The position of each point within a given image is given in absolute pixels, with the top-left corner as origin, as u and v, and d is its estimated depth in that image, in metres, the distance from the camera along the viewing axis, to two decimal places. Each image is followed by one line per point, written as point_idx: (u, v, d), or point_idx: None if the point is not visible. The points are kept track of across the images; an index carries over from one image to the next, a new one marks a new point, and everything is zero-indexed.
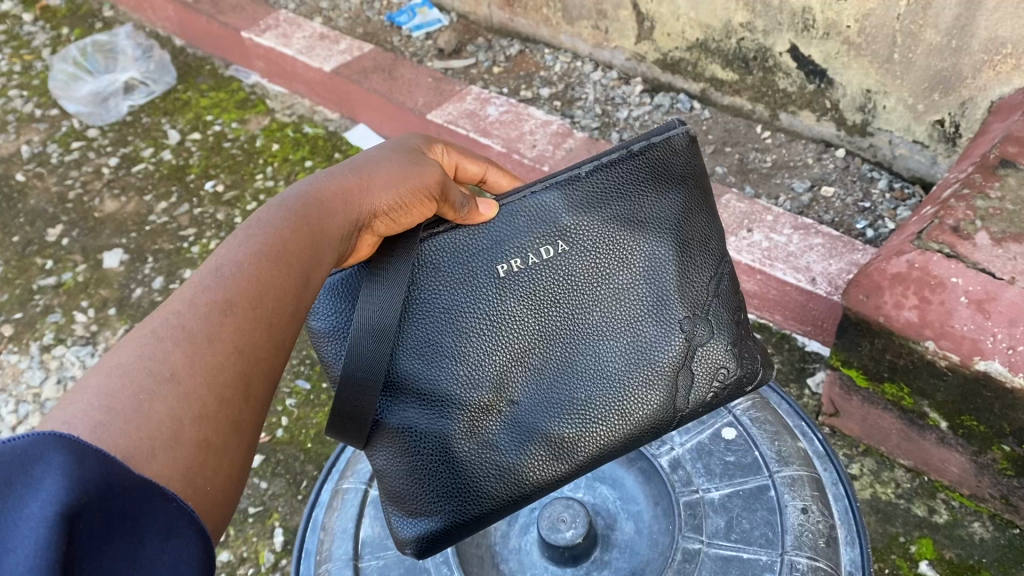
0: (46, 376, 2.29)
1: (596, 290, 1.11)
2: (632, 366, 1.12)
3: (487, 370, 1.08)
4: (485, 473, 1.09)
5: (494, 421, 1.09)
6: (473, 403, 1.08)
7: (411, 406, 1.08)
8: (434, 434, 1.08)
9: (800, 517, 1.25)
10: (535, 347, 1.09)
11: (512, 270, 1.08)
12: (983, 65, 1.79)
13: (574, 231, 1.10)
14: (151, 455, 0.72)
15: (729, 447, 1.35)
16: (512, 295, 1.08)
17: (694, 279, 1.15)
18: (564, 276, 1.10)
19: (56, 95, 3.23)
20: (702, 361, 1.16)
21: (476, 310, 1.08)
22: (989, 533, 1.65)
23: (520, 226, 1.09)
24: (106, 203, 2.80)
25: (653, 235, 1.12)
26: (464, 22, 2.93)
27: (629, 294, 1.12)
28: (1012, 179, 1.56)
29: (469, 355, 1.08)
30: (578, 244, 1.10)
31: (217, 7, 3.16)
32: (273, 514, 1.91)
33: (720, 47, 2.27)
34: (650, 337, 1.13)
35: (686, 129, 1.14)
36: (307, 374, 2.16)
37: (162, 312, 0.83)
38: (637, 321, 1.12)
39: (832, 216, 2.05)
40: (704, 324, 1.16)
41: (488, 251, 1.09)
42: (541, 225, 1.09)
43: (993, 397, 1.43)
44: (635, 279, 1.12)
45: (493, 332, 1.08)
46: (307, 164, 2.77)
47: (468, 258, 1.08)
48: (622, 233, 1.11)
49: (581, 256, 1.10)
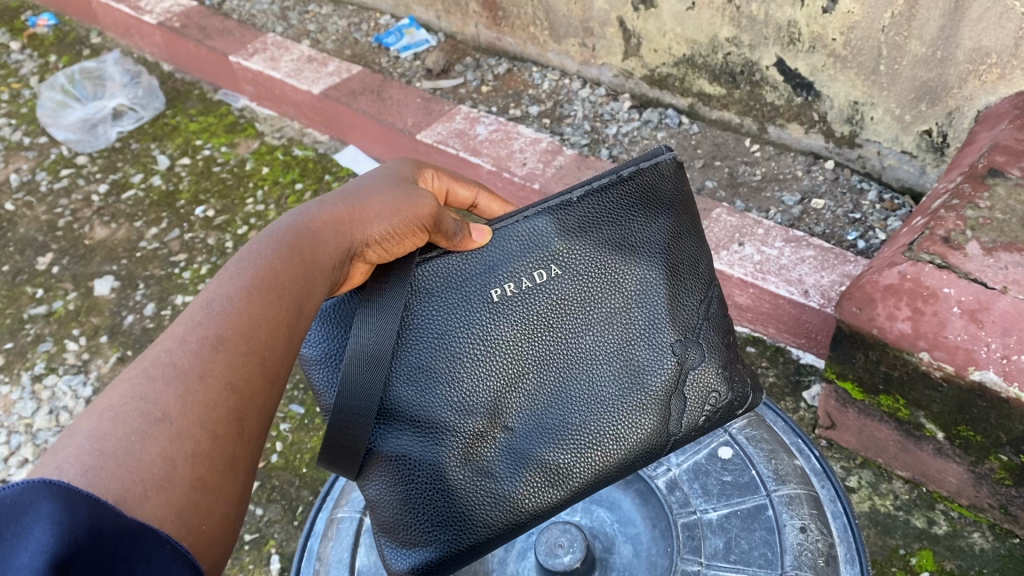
0: (38, 407, 2.27)
1: (588, 315, 1.11)
2: (625, 391, 1.12)
3: (481, 396, 1.07)
4: (480, 501, 1.08)
5: (489, 447, 1.08)
6: (467, 429, 1.07)
7: (406, 434, 1.07)
8: (428, 462, 1.07)
9: (799, 536, 1.24)
10: (528, 373, 1.09)
11: (505, 294, 1.08)
12: (968, 75, 1.80)
13: (565, 255, 1.09)
14: (144, 498, 0.71)
15: (726, 467, 1.35)
16: (505, 319, 1.08)
17: (686, 302, 1.15)
18: (557, 301, 1.09)
19: (44, 124, 3.22)
20: (695, 385, 1.15)
21: (469, 336, 1.07)
22: (988, 543, 1.65)
23: (513, 251, 1.09)
24: (96, 231, 2.79)
25: (645, 258, 1.12)
26: (451, 41, 2.94)
27: (620, 318, 1.12)
28: (1001, 188, 1.56)
29: (463, 380, 1.07)
30: (571, 267, 1.10)
31: (204, 32, 3.16)
32: (270, 541, 1.89)
33: (707, 62, 2.28)
34: (643, 361, 1.12)
35: (673, 155, 1.14)
36: (301, 398, 2.15)
37: (154, 351, 0.82)
38: (630, 345, 1.12)
39: (822, 229, 2.06)
40: (697, 348, 1.15)
41: (481, 276, 1.08)
42: (532, 248, 1.09)
43: (988, 407, 1.44)
44: (628, 304, 1.12)
45: (486, 356, 1.08)
46: (296, 188, 2.76)
47: (461, 283, 1.08)
48: (614, 258, 1.11)
49: (572, 279, 1.10)
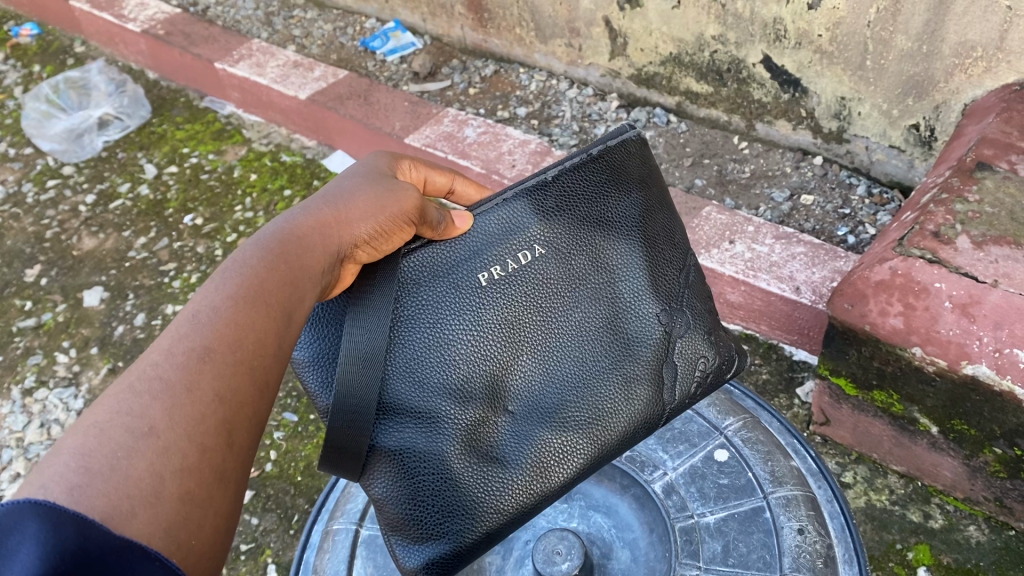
0: (29, 420, 2.25)
1: (576, 293, 1.11)
2: (618, 365, 1.13)
3: (479, 381, 1.07)
4: (489, 486, 1.08)
5: (493, 432, 1.08)
6: (469, 417, 1.06)
7: (406, 428, 1.06)
8: (433, 453, 1.06)
9: (797, 538, 1.23)
10: (524, 354, 1.09)
11: (492, 279, 1.08)
12: (954, 69, 1.80)
13: (546, 236, 1.10)
14: (132, 514, 0.70)
15: (722, 470, 1.34)
16: (495, 303, 1.08)
17: (666, 272, 1.17)
18: (544, 281, 1.10)
19: (29, 134, 3.20)
20: (682, 352, 1.18)
21: (462, 322, 1.06)
22: (985, 536, 1.65)
23: (495, 236, 1.09)
24: (84, 241, 2.77)
25: (622, 233, 1.14)
26: (437, 44, 2.93)
27: (606, 294, 1.13)
28: (989, 181, 1.56)
29: (460, 368, 1.06)
30: (553, 247, 1.11)
31: (189, 39, 3.13)
32: (265, 551, 1.88)
33: (694, 61, 2.28)
34: (631, 335, 1.14)
35: (636, 132, 1.17)
36: (294, 406, 2.14)
37: (140, 364, 0.81)
38: (619, 320, 1.14)
39: (812, 225, 2.07)
40: (680, 316, 1.18)
41: (465, 263, 1.08)
42: (514, 232, 1.09)
43: (981, 400, 1.44)
44: (612, 279, 1.13)
45: (481, 341, 1.07)
46: (285, 194, 2.75)
47: (446, 271, 1.07)
48: (593, 236, 1.13)
49: (557, 259, 1.11)
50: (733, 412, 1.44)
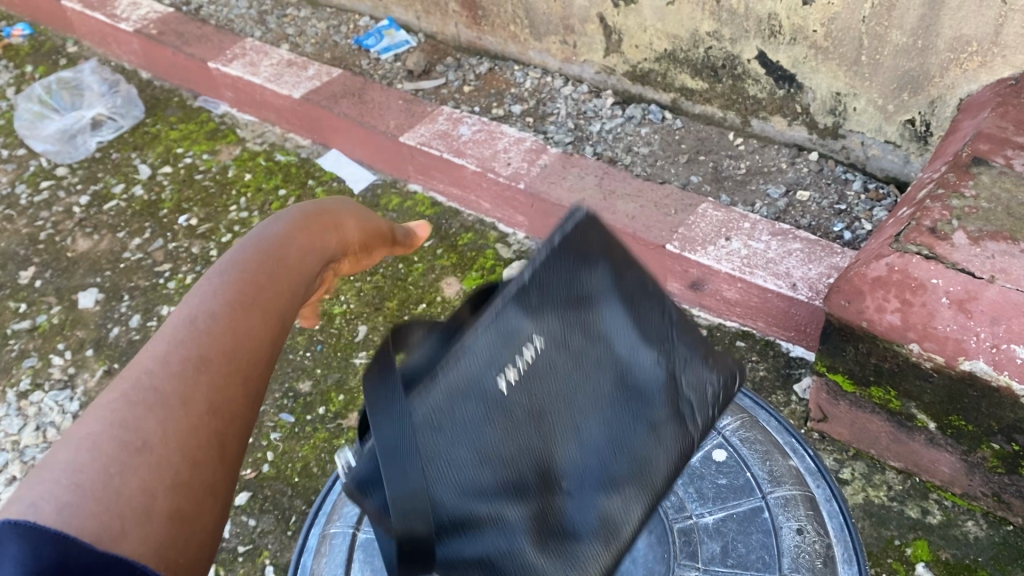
0: (24, 423, 2.24)
1: (583, 368, 1.02)
2: (647, 420, 1.06)
3: (520, 481, 0.96)
4: (564, 559, 0.99)
5: (550, 520, 0.99)
6: (523, 518, 0.96)
7: (463, 546, 0.93)
8: (500, 561, 0.96)
9: (796, 538, 1.24)
10: (559, 444, 0.99)
11: (510, 382, 0.95)
12: (949, 64, 1.80)
13: (541, 325, 0.98)
14: (121, 533, 0.69)
15: (720, 470, 1.34)
16: (514, 410, 0.96)
17: (654, 313, 1.09)
18: (550, 372, 0.99)
19: (22, 135, 3.18)
20: (693, 386, 1.11)
21: (485, 445, 0.94)
22: (983, 531, 1.65)
23: (495, 344, 0.95)
24: (79, 243, 2.76)
25: (596, 279, 1.03)
26: (432, 41, 2.93)
27: (606, 348, 1.04)
28: (985, 176, 1.56)
29: (497, 478, 0.94)
30: (553, 333, 0.99)
31: (182, 38, 3.12)
32: (263, 552, 1.88)
33: (689, 57, 2.27)
34: (644, 385, 1.06)
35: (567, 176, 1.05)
36: (291, 407, 2.14)
37: (134, 372, 0.81)
38: (630, 373, 1.05)
39: (809, 221, 2.07)
40: (675, 346, 1.10)
41: (472, 375, 0.93)
42: (511, 333, 0.95)
43: (979, 396, 1.44)
44: (608, 334, 1.04)
45: (512, 443, 0.95)
46: (280, 194, 2.74)
47: (452, 391, 0.92)
48: (580, 304, 1.02)
49: (560, 347, 1.00)
50: (732, 412, 1.42)
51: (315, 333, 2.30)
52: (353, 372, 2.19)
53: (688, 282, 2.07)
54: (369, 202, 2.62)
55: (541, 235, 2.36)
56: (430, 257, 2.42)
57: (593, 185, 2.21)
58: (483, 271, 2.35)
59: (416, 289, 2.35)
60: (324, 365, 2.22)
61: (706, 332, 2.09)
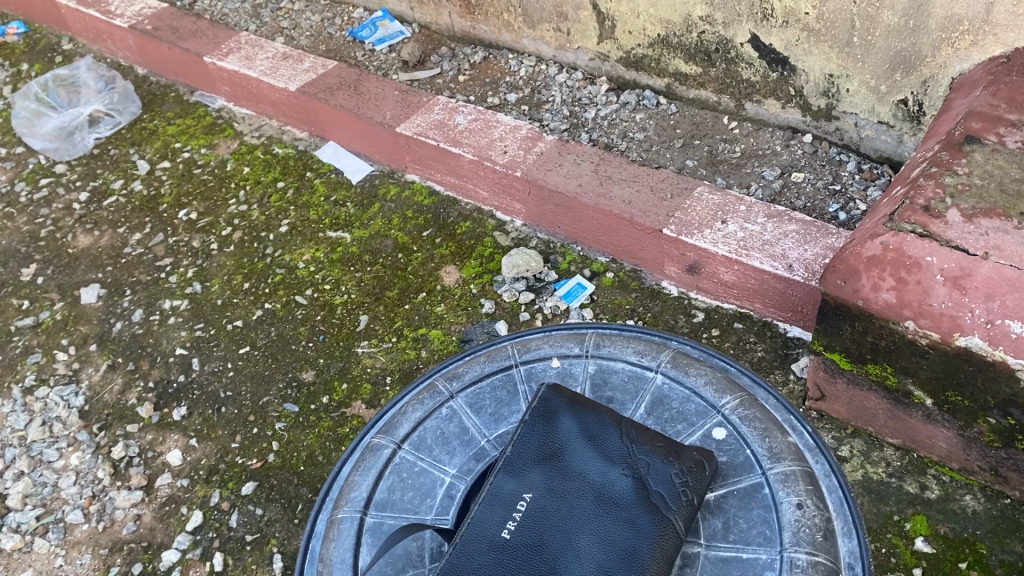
0: (30, 419, 2.23)
1: (566, 498, 1.08)
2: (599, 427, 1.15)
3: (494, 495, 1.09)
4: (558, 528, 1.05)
5: (528, 504, 1.08)
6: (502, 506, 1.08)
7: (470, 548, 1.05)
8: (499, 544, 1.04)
9: (796, 512, 1.14)
10: (560, 563, 1.02)
11: (513, 529, 1.05)
12: (941, 43, 1.81)
13: (527, 483, 1.10)
14: None
15: (720, 447, 1.23)
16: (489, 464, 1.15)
17: None
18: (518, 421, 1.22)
19: (20, 133, 3.17)
20: None
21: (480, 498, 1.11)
22: (981, 505, 1.68)
23: (495, 509, 1.08)
24: (79, 239, 2.77)
25: (561, 434, 1.14)
26: (425, 32, 2.96)
27: (582, 480, 1.10)
28: (978, 154, 1.57)
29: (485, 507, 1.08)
30: (540, 488, 1.09)
31: (177, 33, 3.12)
32: (271, 540, 1.90)
33: (682, 42, 2.28)
34: (623, 495, 1.07)
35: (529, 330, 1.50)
36: (295, 397, 2.16)
37: None
38: (608, 489, 1.08)
39: (803, 203, 2.08)
40: (643, 456, 1.11)
41: (479, 538, 1.05)
42: (504, 498, 1.09)
43: (974, 371, 1.46)
44: (583, 468, 1.11)
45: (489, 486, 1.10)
46: (278, 186, 2.76)
47: (469, 550, 1.04)
48: (555, 462, 1.12)
49: (551, 495, 1.08)
50: (730, 389, 1.31)
51: (317, 323, 2.32)
52: (355, 361, 2.21)
53: (684, 265, 2.09)
54: (367, 193, 2.64)
55: (537, 222, 2.38)
56: (429, 246, 2.44)
57: (589, 171, 2.22)
58: (482, 258, 2.36)
59: (416, 279, 2.37)
60: (327, 355, 2.23)
61: (703, 314, 2.11)
